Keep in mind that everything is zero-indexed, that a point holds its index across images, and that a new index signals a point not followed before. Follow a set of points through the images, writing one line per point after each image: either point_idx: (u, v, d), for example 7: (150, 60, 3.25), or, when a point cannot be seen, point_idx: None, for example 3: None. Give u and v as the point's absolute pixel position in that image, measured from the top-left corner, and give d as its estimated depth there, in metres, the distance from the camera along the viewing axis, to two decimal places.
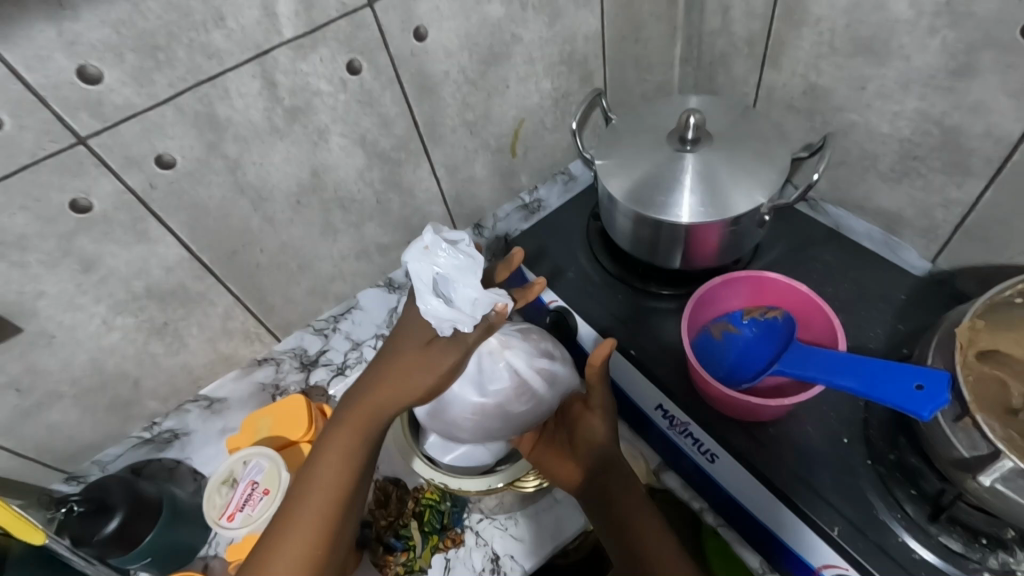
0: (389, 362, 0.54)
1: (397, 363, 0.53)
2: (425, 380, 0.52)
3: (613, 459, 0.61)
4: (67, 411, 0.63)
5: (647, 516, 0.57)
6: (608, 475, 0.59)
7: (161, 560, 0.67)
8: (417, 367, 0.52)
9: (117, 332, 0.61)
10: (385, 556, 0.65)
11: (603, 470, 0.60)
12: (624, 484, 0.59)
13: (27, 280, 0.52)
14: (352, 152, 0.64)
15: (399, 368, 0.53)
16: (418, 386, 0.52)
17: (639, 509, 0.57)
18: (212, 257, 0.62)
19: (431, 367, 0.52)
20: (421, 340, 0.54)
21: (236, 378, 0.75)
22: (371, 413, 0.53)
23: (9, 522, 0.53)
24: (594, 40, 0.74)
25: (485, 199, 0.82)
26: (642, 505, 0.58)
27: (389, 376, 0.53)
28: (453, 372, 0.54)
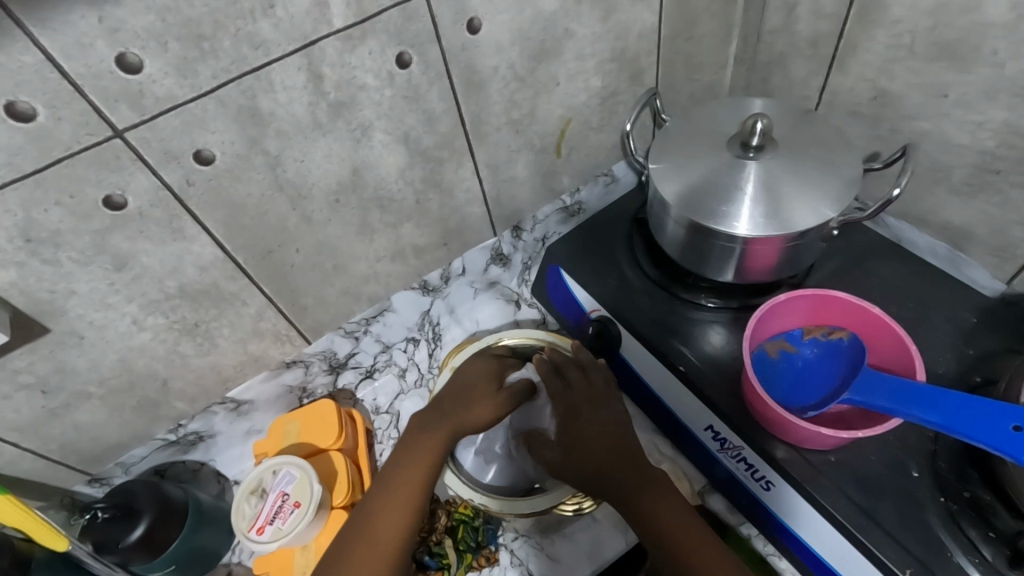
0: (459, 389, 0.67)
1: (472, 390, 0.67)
2: (490, 414, 0.66)
3: (619, 447, 0.60)
4: (94, 412, 0.61)
5: (662, 507, 0.55)
6: (611, 470, 0.58)
7: (184, 567, 0.65)
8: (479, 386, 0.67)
9: (148, 332, 0.58)
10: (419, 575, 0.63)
11: (604, 462, 0.59)
12: (642, 476, 0.58)
13: (59, 278, 0.49)
14: (395, 150, 0.60)
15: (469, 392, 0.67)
16: (478, 420, 0.65)
17: (657, 507, 0.55)
18: (246, 258, 0.59)
19: (489, 405, 0.66)
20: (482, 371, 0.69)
21: (264, 380, 0.72)
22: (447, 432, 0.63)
23: (34, 529, 0.53)
24: (648, 37, 0.70)
25: (525, 199, 0.78)
26: (655, 500, 0.56)
27: (465, 410, 0.65)
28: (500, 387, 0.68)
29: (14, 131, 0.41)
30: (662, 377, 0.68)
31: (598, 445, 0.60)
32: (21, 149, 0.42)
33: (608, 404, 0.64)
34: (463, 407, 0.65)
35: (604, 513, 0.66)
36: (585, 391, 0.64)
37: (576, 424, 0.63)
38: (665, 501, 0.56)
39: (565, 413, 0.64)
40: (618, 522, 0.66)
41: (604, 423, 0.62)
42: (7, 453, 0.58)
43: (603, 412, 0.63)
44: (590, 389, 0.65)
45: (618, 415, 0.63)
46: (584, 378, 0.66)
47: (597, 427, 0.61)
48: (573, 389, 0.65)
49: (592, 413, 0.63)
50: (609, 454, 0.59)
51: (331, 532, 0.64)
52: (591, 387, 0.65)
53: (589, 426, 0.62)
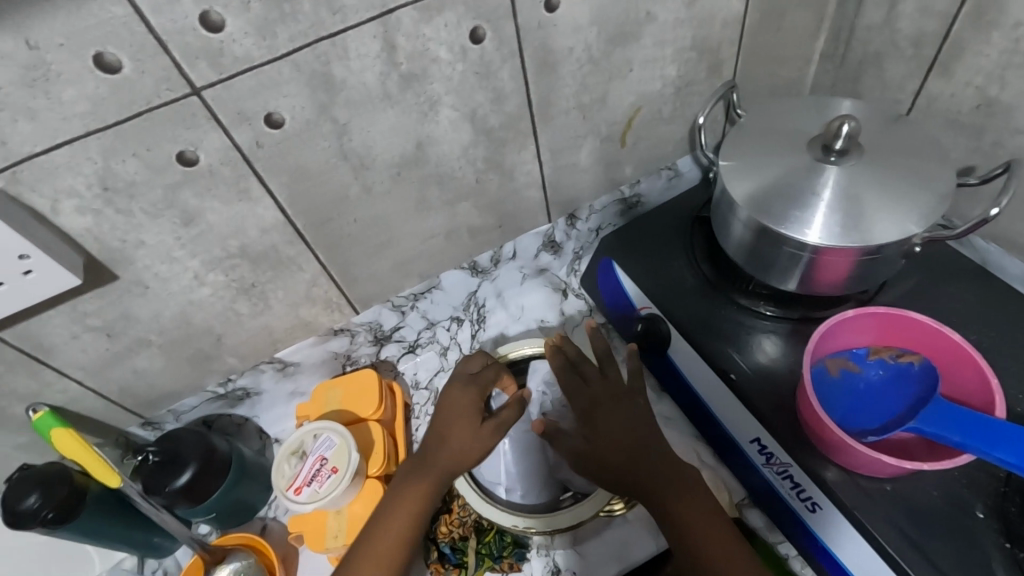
0: (445, 418, 0.61)
1: (456, 417, 0.61)
2: (475, 452, 0.59)
3: (639, 448, 0.57)
4: (153, 359, 0.63)
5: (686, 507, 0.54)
6: (628, 465, 0.56)
7: (224, 517, 0.69)
8: (466, 414, 0.61)
9: (208, 288, 0.60)
10: (437, 563, 0.64)
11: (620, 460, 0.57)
12: (669, 479, 0.56)
13: (131, 228, 0.51)
14: (460, 127, 0.60)
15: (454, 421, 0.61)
16: (463, 455, 0.59)
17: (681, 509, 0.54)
18: (306, 224, 0.59)
19: (476, 436, 0.60)
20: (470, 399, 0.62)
21: (313, 345, 0.73)
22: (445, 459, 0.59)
23: (90, 465, 0.56)
24: (732, 26, 0.67)
25: (584, 188, 0.76)
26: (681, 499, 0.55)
27: (449, 443, 0.60)
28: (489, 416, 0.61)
29: (101, 82, 0.42)
30: (712, 386, 0.66)
31: (618, 445, 0.58)
32: (105, 100, 0.43)
33: (628, 402, 0.61)
34: (446, 439, 0.60)
35: (637, 515, 0.65)
36: (608, 387, 0.62)
37: (592, 422, 0.60)
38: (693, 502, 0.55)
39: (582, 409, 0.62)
40: (651, 525, 0.64)
41: (624, 421, 0.59)
42: (72, 390, 0.61)
43: (622, 411, 0.60)
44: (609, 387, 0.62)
45: (643, 414, 0.60)
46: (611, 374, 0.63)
47: (615, 427, 0.59)
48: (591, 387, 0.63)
49: (613, 410, 0.60)
50: (626, 454, 0.57)
51: (364, 501, 0.65)
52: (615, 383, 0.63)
53: (606, 423, 0.60)
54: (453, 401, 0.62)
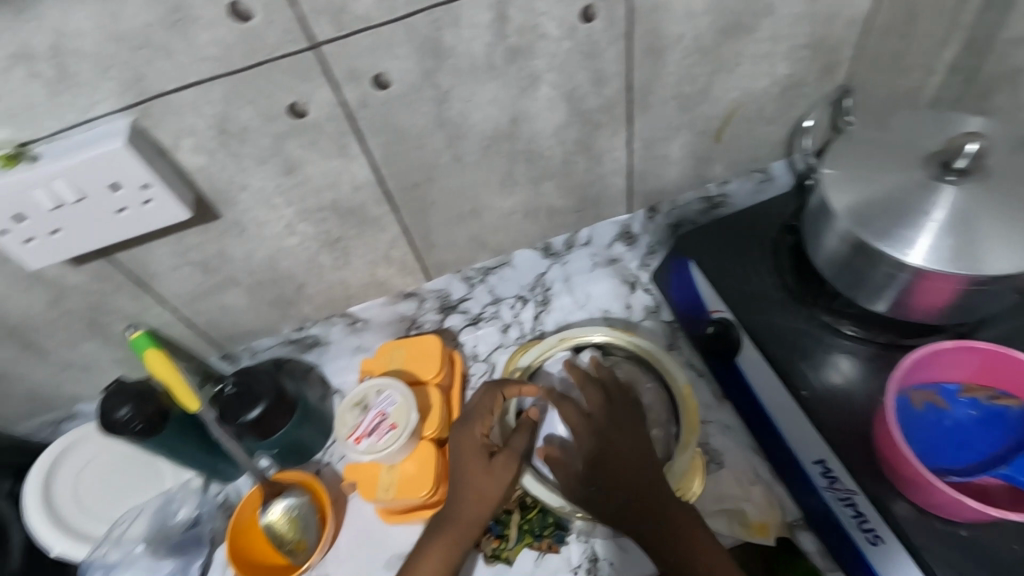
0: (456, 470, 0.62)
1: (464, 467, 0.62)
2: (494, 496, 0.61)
3: (621, 487, 0.57)
4: (239, 297, 0.67)
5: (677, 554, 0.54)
6: (624, 476, 0.58)
7: (285, 454, 0.73)
8: (477, 465, 0.61)
9: (297, 237, 0.63)
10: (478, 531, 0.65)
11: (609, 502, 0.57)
12: (654, 521, 0.55)
13: (238, 172, 0.54)
14: (557, 106, 0.59)
15: (465, 470, 0.61)
16: (479, 502, 0.61)
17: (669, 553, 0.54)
18: (396, 186, 0.61)
19: (488, 482, 0.61)
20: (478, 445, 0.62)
21: (383, 304, 0.76)
22: (468, 516, 0.60)
23: (178, 387, 0.61)
24: (854, 27, 0.63)
25: (669, 182, 0.74)
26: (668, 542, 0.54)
27: (462, 491, 0.61)
28: (501, 461, 0.61)
29: (232, 29, 0.45)
30: (779, 401, 0.63)
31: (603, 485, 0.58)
32: (233, 47, 0.46)
33: (622, 431, 0.61)
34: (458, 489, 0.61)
35: None
36: (595, 421, 0.61)
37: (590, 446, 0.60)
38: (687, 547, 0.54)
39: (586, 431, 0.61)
40: None
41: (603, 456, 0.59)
42: (167, 316, 0.66)
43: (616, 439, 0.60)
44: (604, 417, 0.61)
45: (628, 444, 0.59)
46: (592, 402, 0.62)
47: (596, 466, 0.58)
48: (590, 416, 0.61)
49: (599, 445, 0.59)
50: (608, 493, 0.57)
51: (416, 460, 0.66)
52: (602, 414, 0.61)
53: (588, 460, 0.59)
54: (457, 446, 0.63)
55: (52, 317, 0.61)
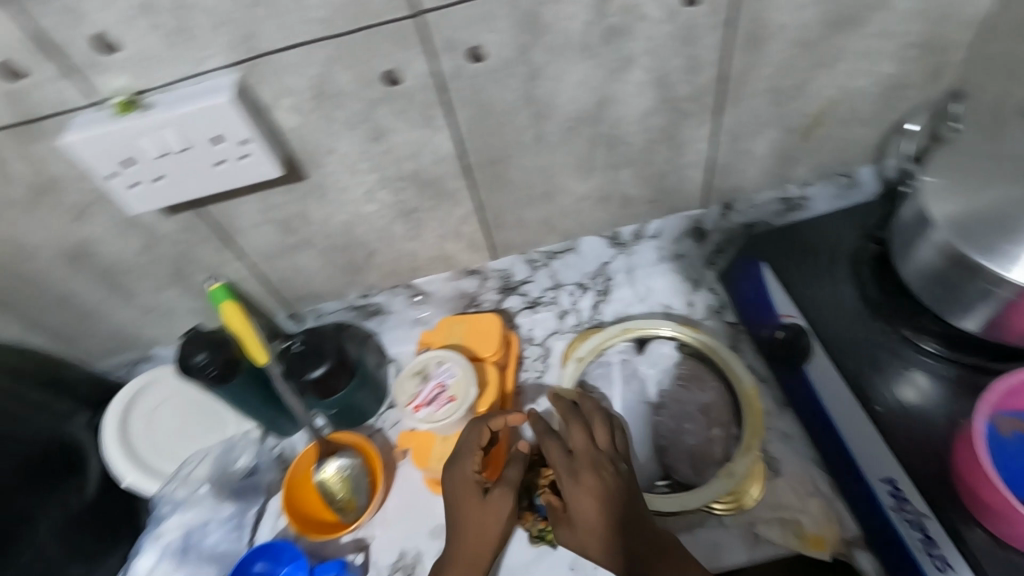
0: (453, 510, 0.59)
1: (460, 508, 0.59)
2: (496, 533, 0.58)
3: (618, 535, 0.52)
4: (313, 259, 0.69)
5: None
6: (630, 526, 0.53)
7: (343, 415, 0.75)
8: (473, 507, 0.58)
9: (375, 204, 0.64)
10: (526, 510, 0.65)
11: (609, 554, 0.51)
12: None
13: (328, 135, 0.55)
14: (646, 92, 0.58)
15: (462, 513, 0.58)
16: (483, 541, 0.57)
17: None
18: (475, 161, 0.61)
19: (487, 523, 0.58)
20: (469, 484, 0.59)
21: (446, 279, 0.77)
22: (473, 557, 0.57)
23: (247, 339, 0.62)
24: (971, 27, 0.59)
25: (749, 179, 0.72)
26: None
27: (464, 535, 0.58)
28: (495, 498, 0.59)
29: None
30: (849, 413, 0.61)
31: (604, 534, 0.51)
32: (341, 10, 0.46)
33: (619, 475, 0.55)
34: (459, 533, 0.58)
35: (734, 522, 0.63)
36: (584, 458, 0.55)
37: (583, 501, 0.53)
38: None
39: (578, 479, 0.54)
40: (746, 535, 0.63)
41: (601, 504, 0.52)
42: (244, 270, 0.68)
43: (613, 486, 0.53)
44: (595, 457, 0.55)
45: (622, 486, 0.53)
46: (579, 439, 0.57)
47: (592, 514, 0.52)
48: (576, 460, 0.55)
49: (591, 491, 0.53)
50: (609, 548, 0.51)
51: None
52: (592, 452, 0.56)
53: (581, 504, 0.53)
54: (451, 489, 0.60)
55: (142, 262, 0.64)
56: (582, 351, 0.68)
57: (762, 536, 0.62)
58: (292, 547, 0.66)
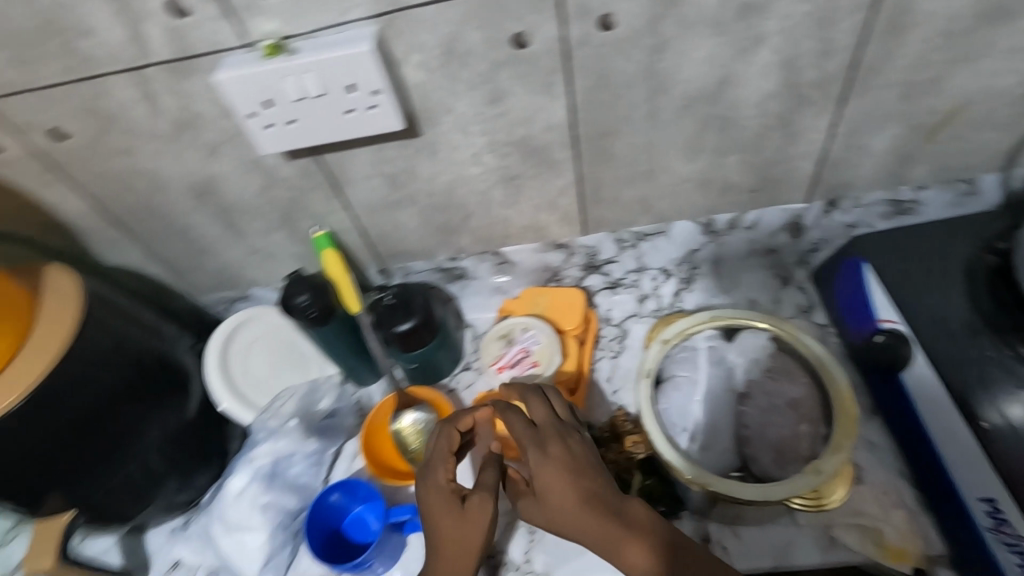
0: (428, 521, 0.55)
1: (434, 517, 0.55)
2: (478, 538, 0.54)
3: (593, 508, 0.51)
4: (412, 216, 0.71)
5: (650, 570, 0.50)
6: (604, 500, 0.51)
7: (421, 371, 0.77)
8: (450, 515, 0.55)
9: (480, 167, 0.65)
10: None
11: (579, 522, 0.51)
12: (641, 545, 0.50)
13: (450, 93, 0.57)
14: (770, 74, 0.57)
15: (439, 525, 0.55)
16: (467, 546, 0.54)
17: (644, 565, 0.50)
18: (584, 132, 0.62)
19: (464, 528, 0.54)
20: (444, 488, 0.56)
21: (533, 251, 0.78)
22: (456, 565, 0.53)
23: (345, 294, 0.66)
24: None
25: (860, 176, 0.69)
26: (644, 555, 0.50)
27: (442, 547, 0.54)
28: (471, 504, 0.55)
29: None
30: (950, 426, 0.58)
31: (573, 504, 0.51)
32: None
33: (585, 453, 0.54)
34: (436, 544, 0.54)
35: (807, 521, 0.62)
36: (546, 436, 0.54)
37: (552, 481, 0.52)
38: (666, 563, 0.51)
39: (546, 461, 0.53)
40: (819, 536, 0.62)
41: (569, 473, 0.52)
42: (347, 220, 0.71)
43: (580, 461, 0.53)
44: (558, 436, 0.54)
45: (586, 453, 0.53)
46: (541, 412, 0.56)
47: (560, 484, 0.51)
48: (539, 446, 0.54)
49: (558, 461, 0.52)
50: (587, 523, 0.50)
51: None
52: (555, 424, 0.56)
53: (552, 484, 0.52)
54: (424, 500, 0.56)
55: (258, 203, 0.68)
56: (665, 335, 0.66)
57: (838, 540, 0.61)
58: (369, 486, 0.69)
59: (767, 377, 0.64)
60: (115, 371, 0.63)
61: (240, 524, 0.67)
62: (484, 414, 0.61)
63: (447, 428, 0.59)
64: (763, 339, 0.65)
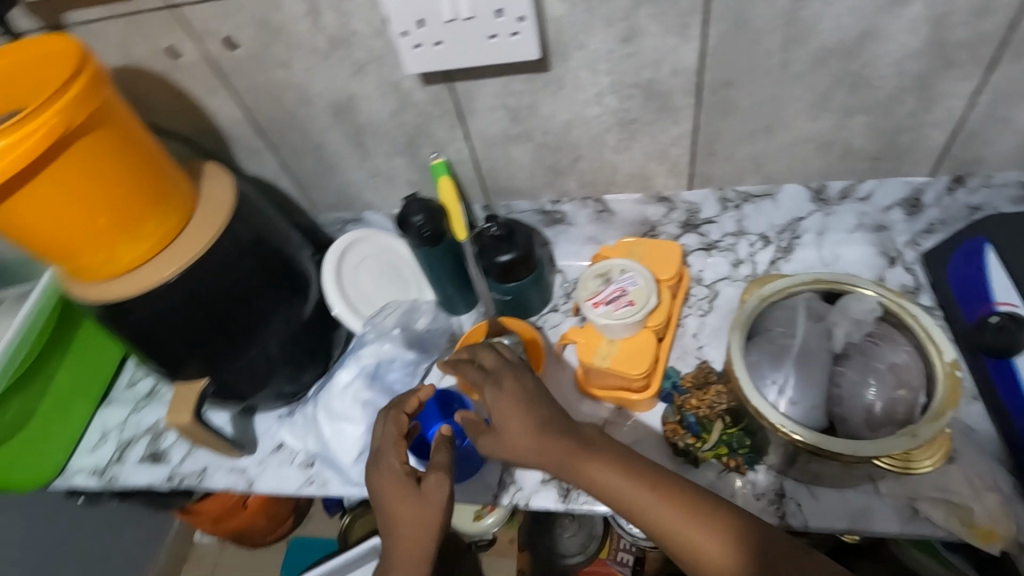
0: (385, 503, 0.58)
1: (391, 498, 0.58)
2: (437, 510, 0.57)
3: (544, 429, 0.54)
4: (525, 154, 0.75)
5: (613, 481, 0.52)
6: (554, 423, 0.55)
7: (512, 304, 0.81)
8: (405, 496, 0.57)
9: (600, 109, 0.67)
10: (677, 426, 0.68)
11: (533, 442, 0.54)
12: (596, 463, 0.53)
13: (586, 28, 0.59)
14: (917, 30, 0.56)
15: (399, 504, 0.57)
16: (427, 518, 0.57)
17: (605, 480, 0.52)
18: (710, 79, 0.63)
19: (421, 503, 0.57)
20: (399, 472, 0.58)
21: (636, 202, 0.79)
22: (417, 534, 0.56)
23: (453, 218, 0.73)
24: None
25: (995, 153, 0.66)
26: (605, 469, 0.52)
27: (402, 524, 0.57)
28: (424, 485, 0.57)
29: None
30: None
31: (525, 428, 0.54)
32: None
33: (530, 384, 0.58)
34: (395, 519, 0.57)
35: (889, 491, 0.62)
36: (497, 372, 0.59)
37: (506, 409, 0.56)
38: (627, 478, 0.52)
39: (497, 392, 0.57)
40: (900, 507, 0.62)
41: (520, 400, 0.56)
42: (465, 152, 0.76)
43: (526, 391, 0.57)
44: (505, 371, 0.59)
45: (527, 386, 0.58)
46: (491, 356, 0.61)
47: (512, 411, 0.55)
48: (487, 384, 0.58)
49: (500, 396, 0.56)
50: (538, 442, 0.54)
51: (632, 343, 0.71)
52: (504, 364, 0.60)
53: (505, 412, 0.55)
54: (380, 485, 0.59)
55: (388, 125, 0.73)
56: (767, 288, 0.67)
57: (920, 512, 0.61)
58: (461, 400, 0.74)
59: (868, 344, 0.63)
60: (246, 261, 0.68)
61: (343, 414, 0.77)
62: (427, 392, 0.63)
63: (396, 411, 0.62)
64: (870, 308, 0.64)
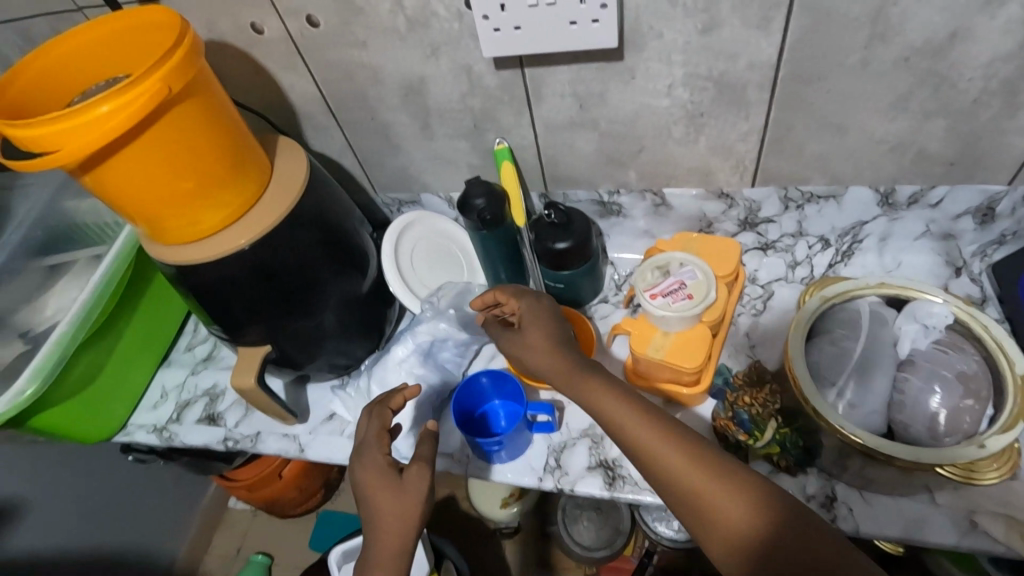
0: (366, 497, 0.58)
1: (370, 491, 0.57)
2: (417, 502, 0.57)
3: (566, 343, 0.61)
4: (588, 143, 0.75)
5: (617, 411, 0.54)
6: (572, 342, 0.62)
7: (563, 293, 0.82)
8: (385, 488, 0.57)
9: (669, 100, 0.67)
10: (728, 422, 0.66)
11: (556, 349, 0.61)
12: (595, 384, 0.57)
13: (665, 18, 0.59)
14: (1011, 31, 0.54)
15: (379, 498, 0.57)
16: (409, 509, 0.56)
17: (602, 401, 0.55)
18: (786, 75, 0.62)
19: (400, 494, 0.57)
20: (382, 464, 0.59)
21: (696, 196, 0.78)
22: (398, 526, 0.56)
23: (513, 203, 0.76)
24: None
25: None
26: (603, 391, 0.56)
27: (381, 515, 0.56)
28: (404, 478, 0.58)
29: None
30: None
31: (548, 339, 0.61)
32: None
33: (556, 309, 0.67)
34: (374, 508, 0.57)
35: (946, 502, 0.61)
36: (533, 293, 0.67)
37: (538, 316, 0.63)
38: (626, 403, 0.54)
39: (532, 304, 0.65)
40: (957, 519, 0.60)
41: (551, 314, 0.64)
42: (528, 138, 0.76)
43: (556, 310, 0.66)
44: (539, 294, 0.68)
45: (561, 322, 0.64)
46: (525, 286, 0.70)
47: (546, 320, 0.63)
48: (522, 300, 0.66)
49: (536, 322, 0.63)
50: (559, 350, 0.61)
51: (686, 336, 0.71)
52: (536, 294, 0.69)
53: (537, 319, 0.63)
54: (360, 475, 0.59)
55: (455, 108, 0.74)
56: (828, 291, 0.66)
57: (979, 526, 0.59)
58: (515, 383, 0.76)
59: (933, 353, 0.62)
60: (310, 233, 0.70)
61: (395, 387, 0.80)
62: (410, 392, 0.65)
63: (379, 408, 0.64)
64: (937, 320, 0.64)
